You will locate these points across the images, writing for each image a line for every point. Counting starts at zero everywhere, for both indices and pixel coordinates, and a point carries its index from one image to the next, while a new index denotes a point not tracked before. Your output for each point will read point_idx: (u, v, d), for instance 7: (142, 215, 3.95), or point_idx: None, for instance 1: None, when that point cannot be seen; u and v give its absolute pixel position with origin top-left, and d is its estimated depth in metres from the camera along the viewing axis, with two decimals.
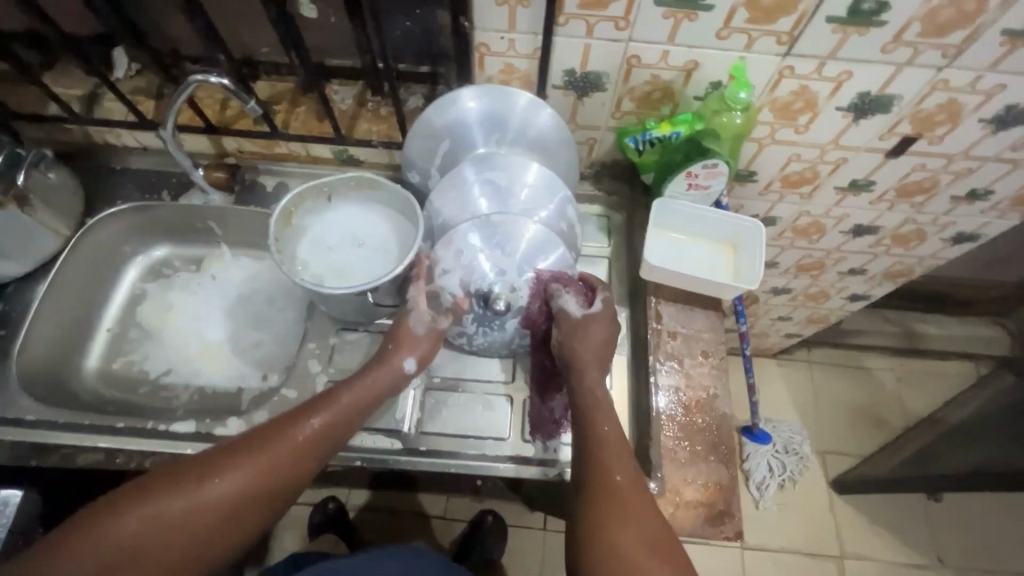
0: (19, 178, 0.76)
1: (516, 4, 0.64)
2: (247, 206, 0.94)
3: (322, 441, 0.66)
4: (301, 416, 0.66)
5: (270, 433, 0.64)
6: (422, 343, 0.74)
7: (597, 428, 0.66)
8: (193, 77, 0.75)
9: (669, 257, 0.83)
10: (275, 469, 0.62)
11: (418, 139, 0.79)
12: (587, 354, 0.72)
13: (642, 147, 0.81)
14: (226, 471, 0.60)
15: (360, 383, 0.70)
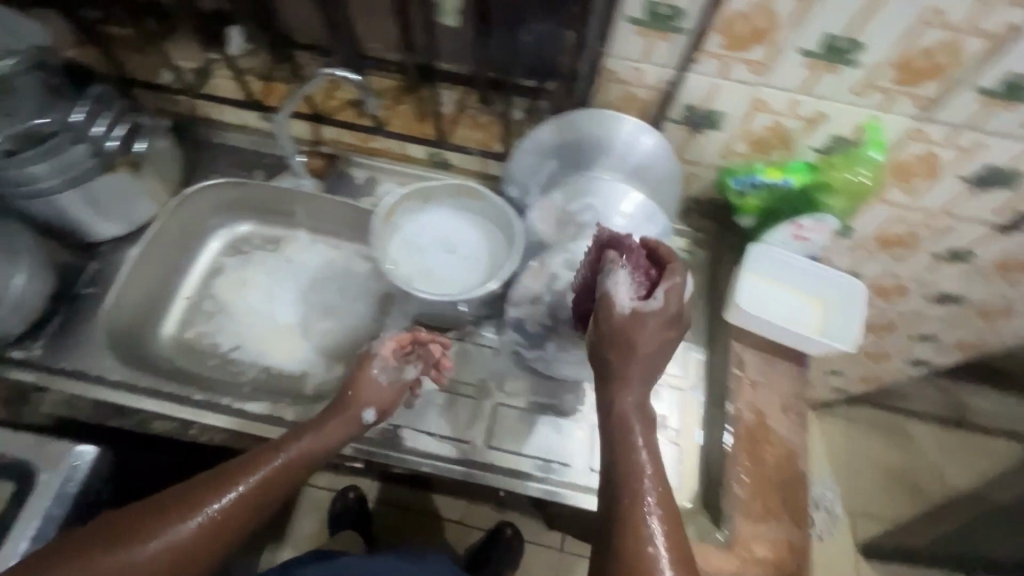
0: (138, 145, 0.78)
1: (657, 37, 0.63)
2: (335, 195, 0.95)
3: (276, 482, 0.65)
4: (256, 458, 0.65)
5: (222, 477, 0.63)
6: (383, 393, 0.75)
7: (634, 474, 0.53)
8: (325, 69, 0.76)
9: (762, 301, 0.81)
10: (230, 515, 0.61)
11: (526, 154, 0.80)
12: (629, 366, 0.58)
13: (744, 190, 0.80)
14: (173, 520, 0.58)
15: (313, 434, 0.69)
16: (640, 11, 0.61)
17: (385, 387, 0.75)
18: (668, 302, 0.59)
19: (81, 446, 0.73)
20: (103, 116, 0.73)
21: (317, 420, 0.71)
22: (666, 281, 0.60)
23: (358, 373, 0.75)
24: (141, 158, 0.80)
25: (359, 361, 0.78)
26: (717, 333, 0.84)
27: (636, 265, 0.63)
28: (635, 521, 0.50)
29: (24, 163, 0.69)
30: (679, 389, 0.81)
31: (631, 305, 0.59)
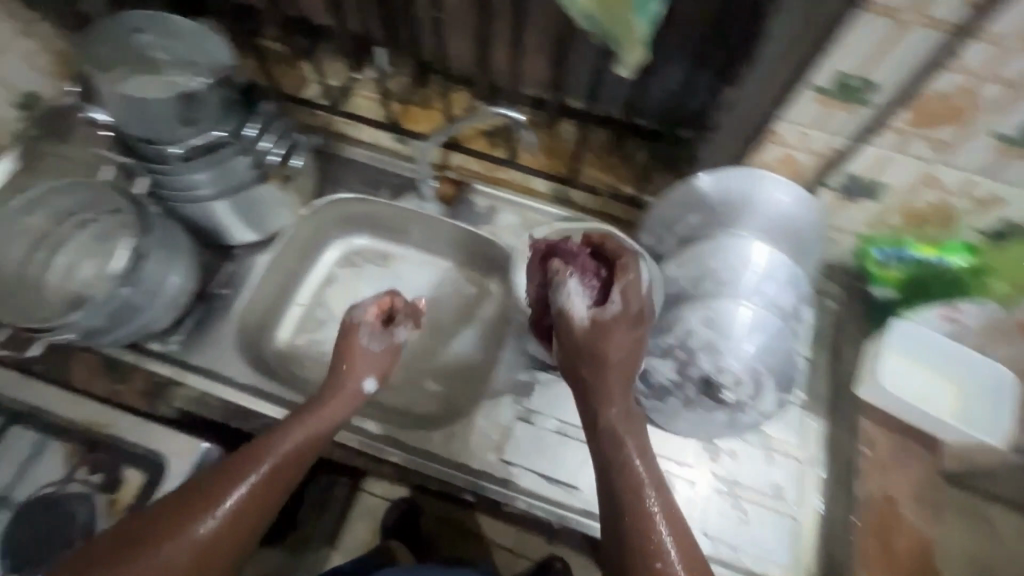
0: (292, 161, 0.82)
1: (839, 107, 0.62)
2: (455, 221, 0.95)
3: (285, 469, 0.65)
4: (257, 451, 0.65)
5: (224, 475, 0.62)
6: (376, 362, 0.77)
7: (634, 483, 0.60)
8: (492, 108, 0.78)
9: (903, 385, 0.76)
10: (244, 510, 0.61)
11: (670, 203, 0.79)
12: (606, 378, 0.65)
13: (890, 263, 0.77)
14: (187, 525, 0.58)
15: (313, 415, 0.70)
16: (829, 80, 0.60)
17: (367, 361, 0.77)
18: (626, 302, 0.65)
19: (206, 444, 0.74)
20: (270, 133, 0.78)
21: (308, 404, 0.71)
22: (619, 281, 0.66)
23: (348, 343, 0.77)
24: (293, 173, 0.84)
25: (344, 331, 0.78)
26: (844, 405, 0.80)
27: (584, 271, 0.70)
28: (638, 526, 0.57)
29: (192, 170, 0.74)
30: (800, 461, 0.78)
31: (587, 316, 0.65)
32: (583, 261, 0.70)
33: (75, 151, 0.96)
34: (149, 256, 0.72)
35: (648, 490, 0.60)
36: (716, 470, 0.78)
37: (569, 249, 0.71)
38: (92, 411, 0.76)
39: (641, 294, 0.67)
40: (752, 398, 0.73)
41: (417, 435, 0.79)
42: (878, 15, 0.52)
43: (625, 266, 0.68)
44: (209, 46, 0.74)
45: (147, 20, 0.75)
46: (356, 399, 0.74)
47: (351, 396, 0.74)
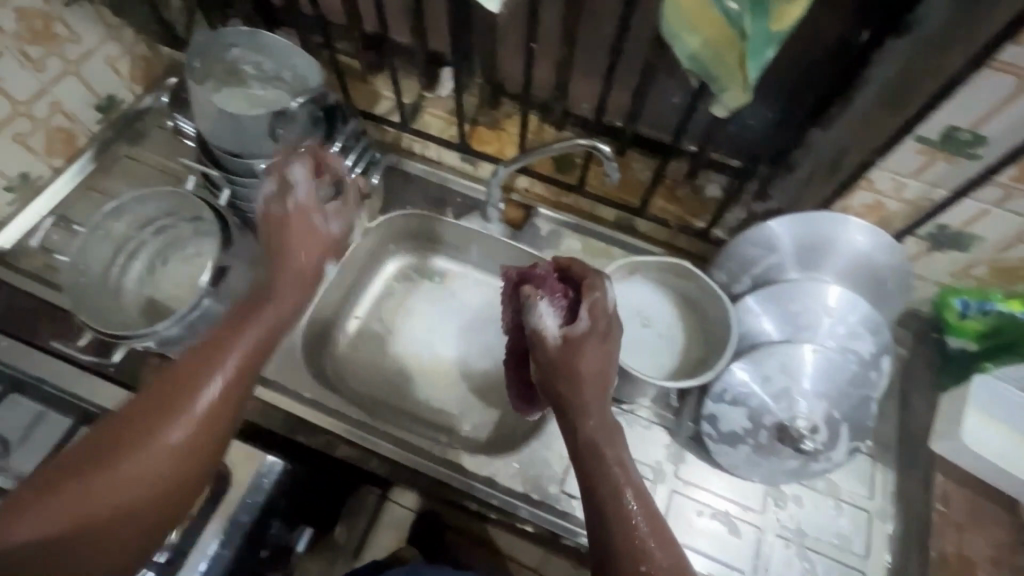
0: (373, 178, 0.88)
1: (940, 157, 0.61)
2: (519, 243, 0.95)
3: (249, 361, 0.59)
4: (215, 350, 0.58)
5: (184, 379, 0.56)
6: (320, 235, 0.69)
7: (615, 489, 0.56)
8: (580, 141, 0.76)
9: (981, 442, 0.73)
10: (212, 414, 0.55)
11: (746, 243, 0.78)
12: (581, 391, 0.60)
13: (971, 315, 0.75)
14: (154, 434, 0.53)
15: (270, 305, 0.63)
16: (933, 131, 0.59)
17: (304, 244, 0.67)
18: (594, 318, 0.64)
19: (270, 458, 0.75)
20: (351, 152, 0.80)
21: (262, 298, 0.63)
22: (586, 298, 0.66)
23: (292, 223, 0.68)
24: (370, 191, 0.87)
25: (274, 201, 0.68)
26: (916, 458, 0.78)
27: (553, 292, 0.70)
28: (619, 533, 0.53)
29: None
30: (869, 513, 0.76)
31: (558, 333, 0.64)
32: (551, 284, 0.70)
33: (150, 156, 0.98)
34: (230, 268, 0.74)
35: (624, 487, 0.55)
36: (782, 518, 0.76)
37: (539, 274, 0.72)
38: None
39: (608, 310, 0.66)
40: (827, 446, 0.72)
41: (477, 460, 0.78)
42: (999, 71, 0.52)
43: (591, 283, 0.68)
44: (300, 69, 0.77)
45: (238, 35, 0.76)
46: (312, 284, 0.67)
47: (310, 283, 0.66)
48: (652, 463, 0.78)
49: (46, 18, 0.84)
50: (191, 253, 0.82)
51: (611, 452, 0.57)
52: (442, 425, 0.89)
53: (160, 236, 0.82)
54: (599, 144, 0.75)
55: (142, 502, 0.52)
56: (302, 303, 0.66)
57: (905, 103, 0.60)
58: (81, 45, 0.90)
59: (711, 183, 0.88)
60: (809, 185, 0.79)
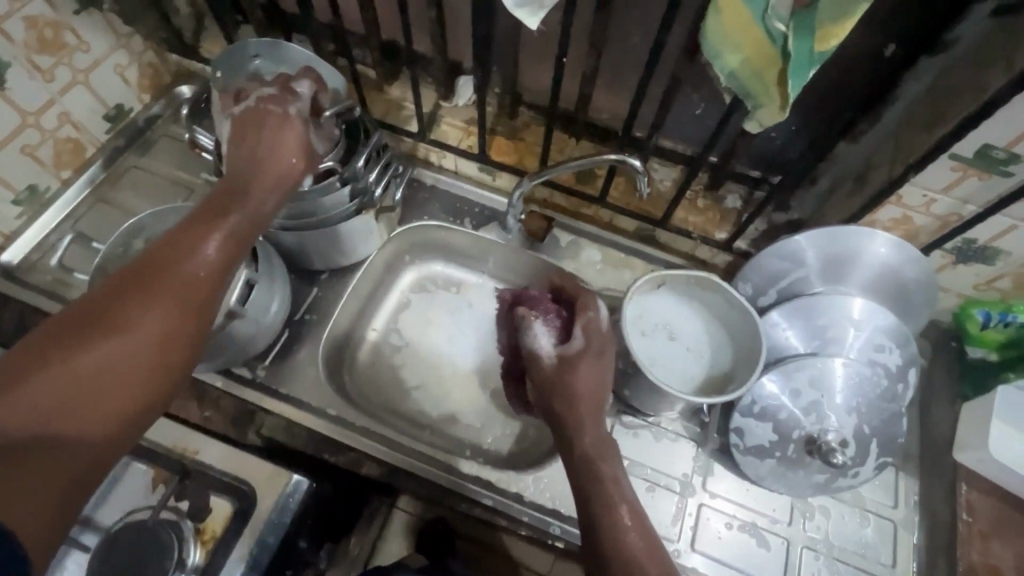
0: (397, 194, 0.87)
1: (973, 174, 0.62)
2: (539, 253, 0.94)
3: (232, 245, 0.58)
4: (190, 239, 0.56)
5: (162, 265, 0.53)
6: (302, 142, 0.67)
7: (609, 504, 0.57)
8: (612, 157, 0.75)
9: (1007, 451, 0.73)
10: (196, 298, 0.53)
11: (771, 257, 0.78)
12: (574, 406, 0.64)
13: (992, 325, 0.76)
14: (137, 316, 0.50)
15: (251, 195, 0.61)
16: (969, 149, 0.59)
17: (281, 144, 0.65)
18: (586, 337, 0.69)
19: (297, 475, 0.73)
20: (376, 165, 0.78)
21: (231, 189, 0.61)
22: (580, 318, 0.70)
23: (269, 123, 0.65)
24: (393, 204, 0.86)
25: (260, 109, 0.66)
26: (939, 467, 0.79)
27: (547, 313, 0.74)
28: (611, 543, 0.55)
29: (298, 202, 0.73)
30: (895, 523, 0.77)
31: (553, 354, 0.68)
32: (546, 305, 0.75)
33: (162, 166, 0.96)
34: (258, 285, 0.74)
35: (619, 504, 0.57)
36: (810, 529, 0.76)
37: (532, 296, 0.77)
38: (181, 436, 0.76)
39: (602, 330, 0.70)
40: (855, 461, 0.72)
41: (505, 476, 0.77)
42: None
43: (582, 303, 0.72)
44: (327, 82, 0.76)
45: (264, 48, 0.74)
46: (292, 188, 0.66)
47: (290, 182, 0.65)
48: (679, 476, 0.78)
49: (55, 26, 0.81)
50: None
51: (604, 464, 0.60)
52: (464, 439, 0.88)
53: None
54: (629, 157, 0.75)
55: (132, 384, 0.48)
56: (280, 201, 0.65)
57: (941, 122, 0.61)
58: (91, 54, 0.87)
59: (731, 194, 0.88)
60: (834, 198, 0.79)
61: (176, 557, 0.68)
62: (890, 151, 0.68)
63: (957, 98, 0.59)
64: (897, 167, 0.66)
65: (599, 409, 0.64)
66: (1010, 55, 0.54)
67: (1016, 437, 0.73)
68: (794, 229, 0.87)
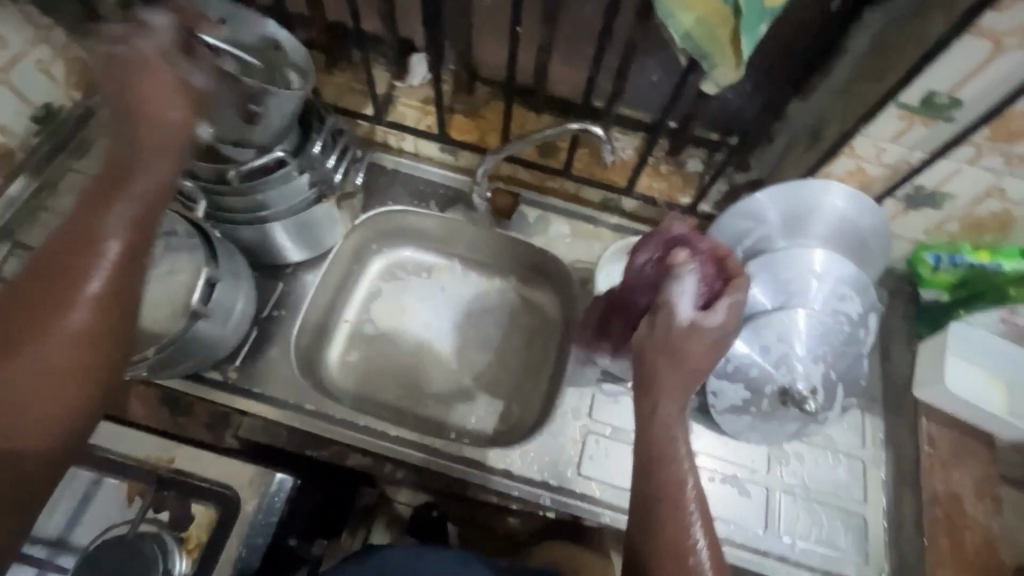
0: (358, 177, 0.84)
1: (920, 122, 0.64)
2: (507, 230, 0.93)
3: (136, 231, 0.42)
4: (79, 241, 0.40)
5: (44, 279, 0.40)
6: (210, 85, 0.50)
7: (676, 501, 0.52)
8: (575, 127, 0.74)
9: (958, 385, 0.78)
10: (97, 324, 0.41)
11: (735, 216, 0.79)
12: (672, 376, 0.55)
13: (942, 268, 0.79)
14: (28, 348, 0.39)
15: (143, 158, 0.43)
16: (915, 97, 0.61)
17: (165, 91, 0.45)
18: (727, 317, 0.57)
19: (280, 474, 0.72)
20: (333, 151, 0.76)
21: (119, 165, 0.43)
22: (732, 294, 0.58)
23: (148, 75, 0.44)
24: (354, 190, 0.83)
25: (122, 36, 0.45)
26: (901, 405, 0.83)
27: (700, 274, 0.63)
28: (672, 536, 0.51)
29: (252, 192, 0.70)
30: (864, 462, 0.81)
31: (691, 313, 0.58)
32: (706, 260, 0.64)
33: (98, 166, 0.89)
34: (219, 284, 0.71)
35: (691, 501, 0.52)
36: (786, 475, 0.80)
37: (697, 246, 0.67)
38: (153, 445, 0.73)
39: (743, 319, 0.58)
40: (826, 407, 0.75)
41: (492, 454, 0.77)
42: (979, 37, 0.54)
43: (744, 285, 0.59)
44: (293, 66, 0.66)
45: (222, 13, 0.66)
46: (190, 142, 0.46)
47: (182, 134, 0.45)
48: None
49: None
50: None
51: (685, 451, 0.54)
52: (448, 423, 0.87)
53: None
54: (590, 126, 0.74)
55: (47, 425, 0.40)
56: (180, 152, 0.45)
57: (887, 73, 0.62)
58: (10, 50, 0.81)
59: (691, 158, 0.90)
60: (791, 154, 0.81)
61: (162, 569, 0.67)
62: (841, 105, 0.70)
63: (902, 48, 0.61)
64: (849, 119, 0.67)
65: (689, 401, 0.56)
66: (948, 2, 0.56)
67: (962, 369, 0.79)
68: (754, 188, 0.89)
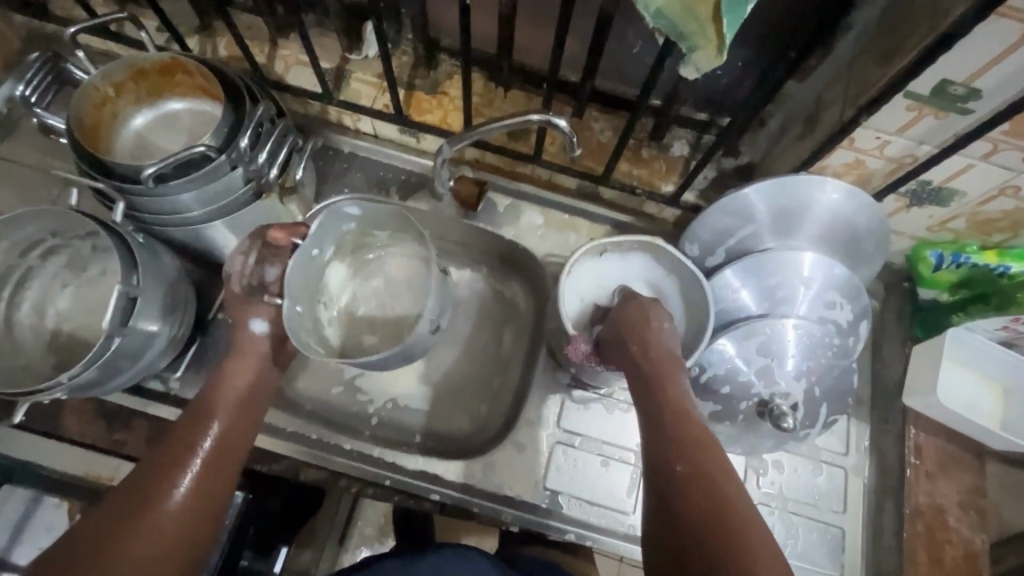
0: (300, 170, 0.74)
1: (929, 113, 0.56)
2: (476, 222, 0.85)
3: (242, 422, 0.62)
4: (183, 443, 0.57)
5: (166, 460, 0.55)
6: (258, 302, 0.68)
7: (676, 439, 0.54)
8: (538, 117, 0.65)
9: (948, 392, 0.73)
10: (202, 491, 0.55)
11: (718, 213, 0.72)
12: (646, 333, 0.63)
13: (944, 267, 0.73)
14: (160, 505, 0.52)
15: (237, 366, 0.64)
16: (925, 87, 0.53)
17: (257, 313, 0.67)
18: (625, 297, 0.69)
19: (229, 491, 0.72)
20: (267, 145, 0.67)
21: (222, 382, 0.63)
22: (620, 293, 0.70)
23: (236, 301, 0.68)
24: (297, 185, 0.75)
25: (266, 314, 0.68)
26: (888, 410, 0.78)
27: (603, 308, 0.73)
28: (681, 444, 0.54)
29: (174, 192, 0.63)
30: (846, 470, 0.77)
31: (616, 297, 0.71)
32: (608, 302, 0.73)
33: (26, 152, 0.82)
34: (140, 299, 0.63)
35: (684, 413, 0.57)
36: (764, 486, 0.76)
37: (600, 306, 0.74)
38: (91, 462, 0.69)
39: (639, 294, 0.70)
40: (805, 423, 0.71)
41: (452, 467, 0.74)
42: (1006, 19, 0.46)
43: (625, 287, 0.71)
44: (397, 223, 0.76)
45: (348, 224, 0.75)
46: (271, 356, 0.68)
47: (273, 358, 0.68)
48: (634, 447, 0.76)
49: None
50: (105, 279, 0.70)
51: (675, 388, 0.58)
52: (411, 427, 0.82)
53: (52, 258, 0.70)
54: (554, 118, 0.65)
55: (185, 544, 0.52)
56: (272, 369, 0.68)
57: (896, 56, 0.54)
58: None
59: (677, 140, 0.81)
60: (785, 140, 0.73)
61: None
62: (842, 87, 0.62)
63: (914, 27, 0.52)
64: (849, 108, 0.60)
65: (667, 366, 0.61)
66: None
67: (956, 375, 0.74)
68: (745, 175, 0.80)
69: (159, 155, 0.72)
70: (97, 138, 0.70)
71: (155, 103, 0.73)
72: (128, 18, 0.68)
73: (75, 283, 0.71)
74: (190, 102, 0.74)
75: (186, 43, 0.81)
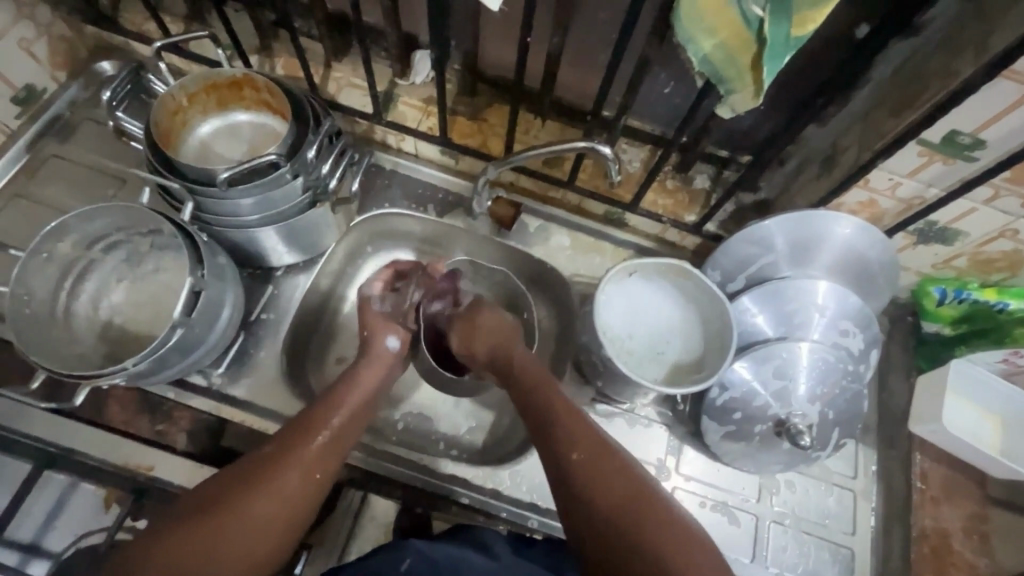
0: (353, 183, 0.80)
1: (938, 159, 0.62)
2: (507, 241, 0.90)
3: (359, 411, 0.68)
4: (310, 422, 0.64)
5: (296, 434, 0.62)
6: (394, 323, 0.78)
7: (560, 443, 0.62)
8: (583, 144, 0.70)
9: (953, 422, 0.78)
10: (319, 462, 0.61)
11: (742, 241, 0.77)
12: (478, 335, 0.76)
13: (947, 301, 0.78)
14: (284, 468, 0.59)
15: (364, 370, 0.72)
16: (937, 135, 0.60)
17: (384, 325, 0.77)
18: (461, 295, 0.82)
19: (354, 492, 0.82)
20: (328, 157, 0.72)
21: (348, 384, 0.70)
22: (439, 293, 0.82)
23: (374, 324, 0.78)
24: (349, 196, 0.80)
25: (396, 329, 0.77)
26: (894, 437, 0.82)
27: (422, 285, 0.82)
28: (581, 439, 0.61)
29: (240, 196, 0.67)
30: (855, 492, 0.80)
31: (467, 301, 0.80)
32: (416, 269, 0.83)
33: (85, 153, 0.86)
34: (204, 293, 0.66)
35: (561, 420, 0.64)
36: (777, 504, 0.79)
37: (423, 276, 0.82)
38: (130, 452, 0.71)
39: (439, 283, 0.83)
40: (818, 444, 0.75)
41: (481, 472, 0.76)
42: (1010, 81, 0.52)
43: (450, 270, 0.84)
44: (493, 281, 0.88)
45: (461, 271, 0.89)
46: (392, 359, 0.75)
47: (392, 362, 0.75)
48: (653, 461, 0.79)
49: None
50: (172, 280, 0.74)
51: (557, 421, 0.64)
52: (437, 433, 0.85)
53: (113, 253, 0.74)
54: (599, 145, 0.70)
55: (299, 503, 0.58)
56: (387, 378, 0.74)
57: (911, 107, 0.60)
58: None
59: (700, 174, 0.87)
60: (801, 179, 0.79)
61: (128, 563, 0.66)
62: (858, 132, 0.68)
63: (926, 83, 0.59)
64: (864, 152, 0.66)
65: (541, 380, 0.69)
66: (980, 40, 0.54)
67: (959, 404, 0.79)
68: (761, 209, 0.86)
69: (220, 162, 0.77)
70: (168, 143, 0.74)
71: (220, 114, 0.78)
72: (207, 36, 0.73)
73: (130, 277, 0.75)
74: (252, 114, 0.79)
75: (248, 61, 0.86)
